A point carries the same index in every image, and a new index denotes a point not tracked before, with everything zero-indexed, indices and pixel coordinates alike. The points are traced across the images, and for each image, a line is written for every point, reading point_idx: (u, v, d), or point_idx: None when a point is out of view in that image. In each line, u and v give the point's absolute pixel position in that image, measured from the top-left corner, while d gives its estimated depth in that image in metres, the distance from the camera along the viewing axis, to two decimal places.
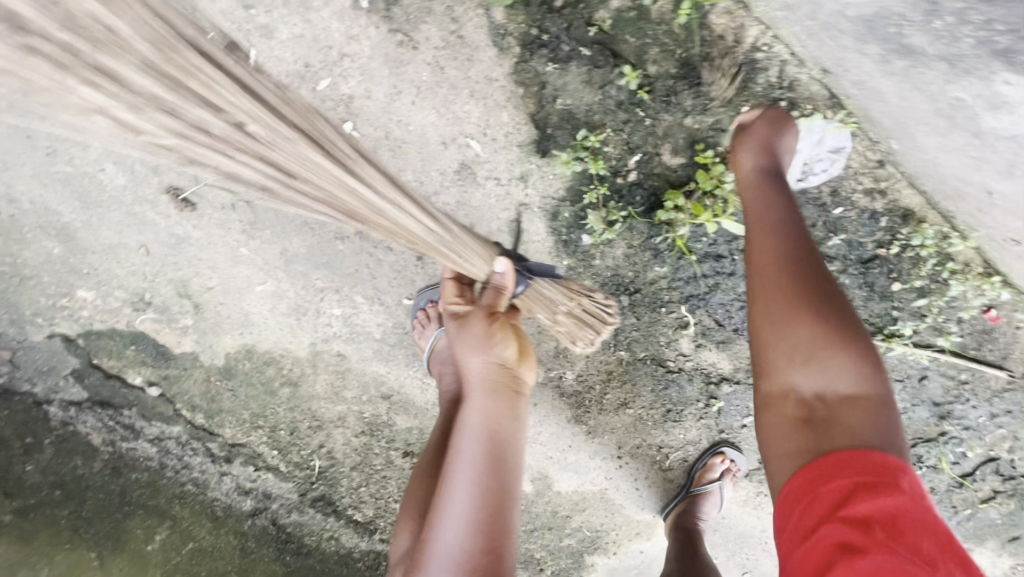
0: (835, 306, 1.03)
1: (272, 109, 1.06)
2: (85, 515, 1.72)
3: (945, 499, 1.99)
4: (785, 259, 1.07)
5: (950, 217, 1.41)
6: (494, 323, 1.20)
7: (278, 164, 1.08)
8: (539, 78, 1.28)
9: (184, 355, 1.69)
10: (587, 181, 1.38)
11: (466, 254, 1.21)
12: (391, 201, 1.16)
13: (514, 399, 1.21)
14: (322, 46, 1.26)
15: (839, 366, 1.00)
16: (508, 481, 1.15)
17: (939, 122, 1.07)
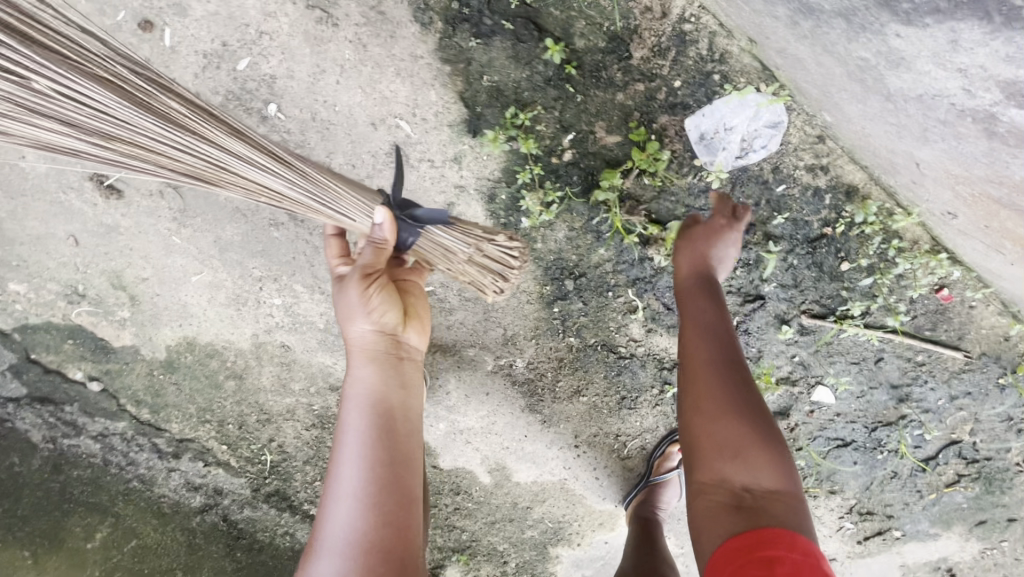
0: (760, 403, 1.05)
1: (45, 50, 0.88)
2: (20, 513, 1.69)
3: (911, 484, 1.95)
4: (717, 343, 1.09)
5: (894, 193, 1.39)
6: (371, 286, 1.06)
7: (88, 124, 0.93)
8: (464, 54, 1.24)
9: (124, 348, 1.66)
10: (522, 161, 1.35)
11: (339, 208, 1.04)
12: (234, 149, 0.99)
13: (401, 364, 1.15)
14: (239, 25, 1.22)
15: (767, 468, 0.99)
16: (398, 452, 1.10)
17: (854, 87, 1.04)
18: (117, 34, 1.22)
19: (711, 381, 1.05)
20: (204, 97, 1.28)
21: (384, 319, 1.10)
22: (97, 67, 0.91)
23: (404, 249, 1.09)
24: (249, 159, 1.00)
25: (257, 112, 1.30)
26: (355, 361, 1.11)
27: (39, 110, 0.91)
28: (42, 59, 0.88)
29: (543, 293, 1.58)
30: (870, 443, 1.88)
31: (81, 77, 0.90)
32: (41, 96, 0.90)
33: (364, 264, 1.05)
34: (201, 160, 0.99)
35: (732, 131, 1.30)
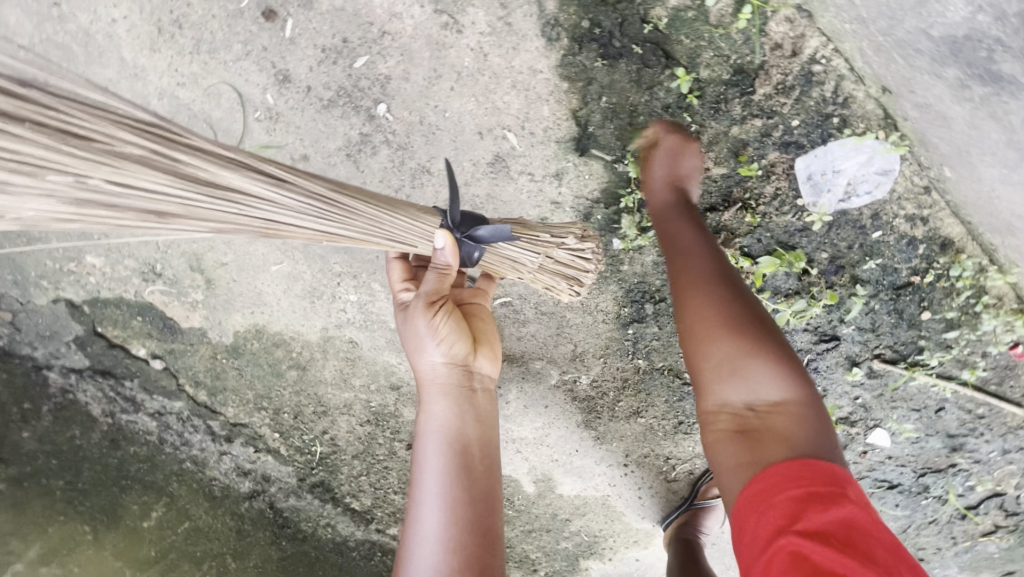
0: (755, 309, 1.07)
1: (80, 139, 0.88)
2: (80, 487, 1.69)
3: (946, 529, 1.93)
4: (708, 265, 1.11)
5: (993, 251, 1.37)
6: (436, 315, 1.16)
7: (139, 205, 0.93)
8: (586, 73, 1.23)
9: (192, 330, 1.65)
10: (625, 185, 1.35)
11: (403, 240, 1.10)
12: (286, 201, 1.01)
13: (473, 396, 1.25)
14: (363, 22, 1.21)
15: (760, 374, 1.02)
16: (475, 489, 1.19)
17: (1011, 154, 1.07)
18: (239, 20, 1.22)
19: (705, 300, 1.07)
20: (316, 90, 1.27)
21: (453, 351, 1.19)
22: (137, 145, 0.91)
23: (469, 264, 1.13)
24: (303, 209, 1.02)
25: (366, 111, 1.29)
26: (431, 397, 1.20)
27: (88, 201, 0.91)
28: (77, 146, 0.87)
29: (619, 314, 1.59)
30: (915, 487, 1.88)
31: (132, 163, 0.90)
32: (84, 187, 0.89)
33: (429, 292, 1.14)
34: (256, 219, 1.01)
35: (840, 173, 1.29)
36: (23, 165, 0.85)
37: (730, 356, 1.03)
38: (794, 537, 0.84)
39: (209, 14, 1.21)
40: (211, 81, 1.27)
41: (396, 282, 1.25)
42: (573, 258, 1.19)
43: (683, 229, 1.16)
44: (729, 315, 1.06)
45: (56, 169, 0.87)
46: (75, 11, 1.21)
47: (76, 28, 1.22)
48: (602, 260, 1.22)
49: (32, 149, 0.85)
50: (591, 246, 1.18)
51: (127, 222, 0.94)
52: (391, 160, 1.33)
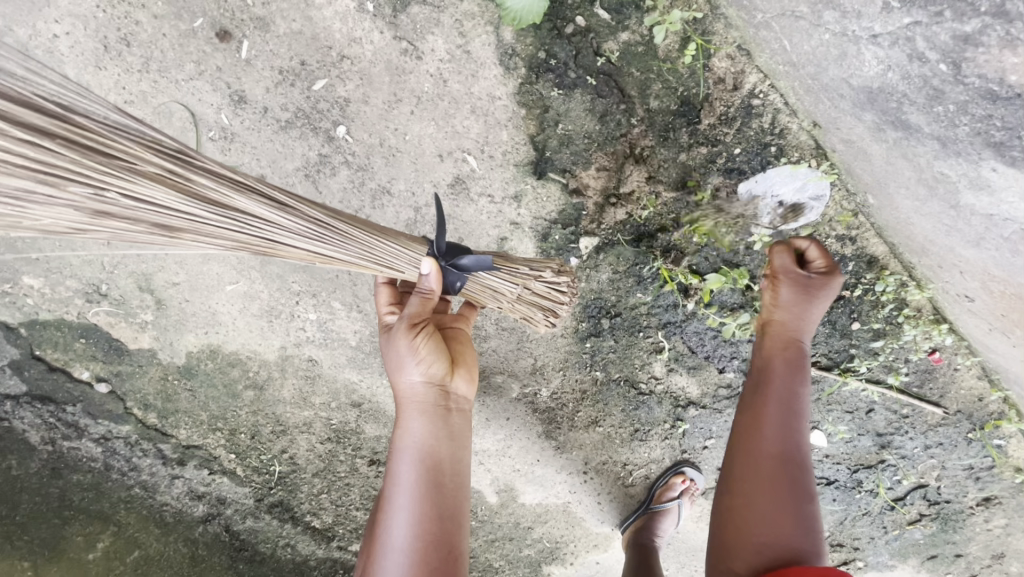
0: (802, 454, 1.16)
1: (103, 155, 0.95)
2: (18, 520, 1.60)
3: (878, 520, 2.10)
4: (786, 411, 1.16)
5: (913, 268, 1.48)
6: (417, 335, 1.17)
7: (150, 218, 1.00)
8: (543, 101, 1.27)
9: (140, 351, 1.59)
10: (581, 209, 1.41)
11: (391, 263, 1.14)
12: (286, 221, 1.07)
13: (448, 416, 1.26)
14: (321, 46, 1.21)
15: (794, 535, 1.09)
16: (443, 504, 1.22)
17: (919, 189, 1.29)
18: (191, 40, 1.19)
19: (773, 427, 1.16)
20: (274, 111, 1.26)
21: (432, 371, 1.21)
22: (154, 164, 0.99)
23: (451, 293, 1.17)
24: (303, 232, 1.08)
25: (325, 132, 1.29)
26: (409, 415, 1.22)
27: (103, 212, 0.97)
28: (102, 161, 0.94)
29: (577, 328, 1.65)
30: (850, 482, 2.04)
31: (148, 180, 0.98)
32: (101, 199, 0.95)
33: (410, 315, 1.16)
34: (255, 237, 1.08)
35: (776, 197, 1.39)
36: (44, 177, 0.92)
37: (773, 505, 1.11)
38: None
39: (160, 32, 1.18)
40: (161, 100, 1.24)
41: (381, 305, 1.25)
42: (550, 291, 1.24)
43: (795, 381, 1.18)
44: (795, 480, 1.13)
45: (78, 181, 0.94)
46: (13, 25, 1.16)
47: (13, 41, 1.17)
48: (576, 293, 1.28)
49: (61, 164, 0.91)
50: (567, 280, 1.24)
51: (138, 233, 1.01)
52: (350, 180, 1.34)
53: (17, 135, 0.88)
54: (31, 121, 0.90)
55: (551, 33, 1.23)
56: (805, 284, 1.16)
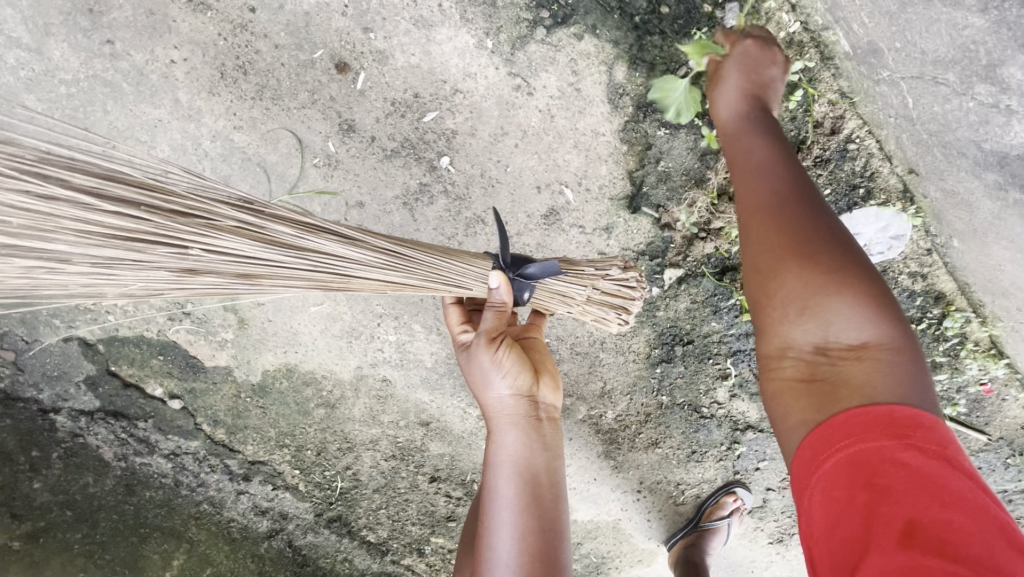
0: (819, 205, 1.00)
1: (184, 216, 1.04)
2: (100, 538, 1.57)
3: None
4: (775, 184, 1.01)
5: (983, 306, 1.51)
6: (499, 349, 1.22)
7: (231, 267, 1.08)
8: (647, 139, 1.30)
9: (217, 369, 1.59)
10: (669, 241, 1.44)
11: (459, 282, 1.18)
12: (354, 256, 1.13)
13: (540, 427, 1.30)
14: (435, 79, 1.22)
15: (840, 312, 0.93)
16: (543, 517, 1.25)
17: None
18: (308, 70, 1.20)
19: (771, 233, 0.98)
20: (380, 141, 1.27)
21: (518, 383, 1.25)
22: (228, 216, 1.07)
23: (522, 302, 1.20)
24: (373, 262, 1.13)
25: (428, 162, 1.30)
26: (503, 428, 1.26)
27: (191, 269, 1.07)
28: (183, 222, 1.03)
29: (649, 354, 1.68)
30: None
31: (224, 232, 1.06)
32: (187, 258, 1.05)
33: (488, 330, 1.21)
34: (329, 273, 1.13)
35: (858, 235, 1.43)
36: (136, 244, 1.02)
37: (799, 293, 0.95)
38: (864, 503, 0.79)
39: (278, 61, 1.19)
40: (270, 126, 1.24)
41: (453, 324, 1.30)
42: (619, 289, 1.25)
43: (758, 134, 1.06)
44: (821, 247, 0.95)
45: (165, 243, 1.03)
46: (131, 50, 1.18)
47: (129, 66, 1.19)
48: (646, 286, 1.26)
49: (149, 231, 1.02)
50: (635, 277, 1.23)
51: (223, 284, 1.10)
52: (447, 209, 1.35)
53: (110, 207, 1.00)
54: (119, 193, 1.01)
55: (663, 75, 1.25)
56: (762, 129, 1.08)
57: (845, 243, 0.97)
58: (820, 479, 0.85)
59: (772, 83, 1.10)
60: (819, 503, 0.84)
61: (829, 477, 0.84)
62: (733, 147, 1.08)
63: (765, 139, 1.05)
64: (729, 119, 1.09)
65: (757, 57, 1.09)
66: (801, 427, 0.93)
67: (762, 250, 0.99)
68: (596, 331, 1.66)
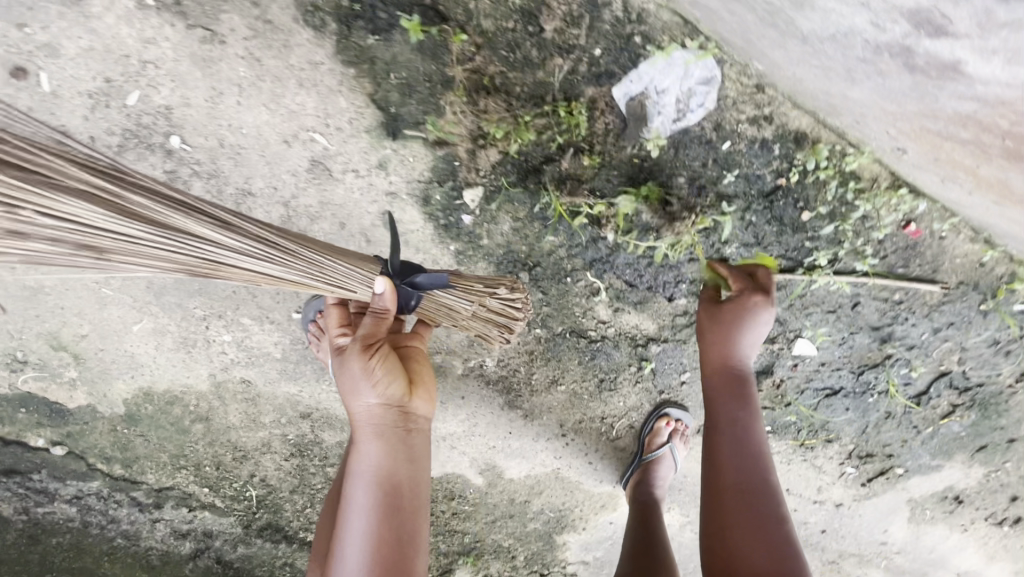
0: (765, 477, 1.20)
1: (19, 168, 0.91)
2: None
3: (905, 421, 1.90)
4: (737, 451, 1.22)
5: (843, 133, 1.33)
6: (372, 358, 1.14)
7: (73, 237, 0.96)
8: (366, 53, 1.16)
9: (81, 409, 1.60)
10: (453, 159, 1.29)
11: (342, 283, 1.13)
12: (227, 240, 1.05)
13: (408, 437, 1.22)
14: (119, 57, 1.13)
15: (771, 566, 1.08)
16: (399, 530, 1.18)
17: (771, 32, 1.06)
18: None
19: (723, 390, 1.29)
20: (100, 139, 1.20)
21: (387, 392, 1.17)
22: (78, 179, 0.95)
23: (407, 310, 1.17)
24: (248, 250, 1.06)
25: (161, 147, 1.22)
26: (363, 438, 1.18)
27: (15, 231, 0.93)
28: (15, 175, 0.90)
29: None
30: (858, 387, 1.83)
31: (67, 194, 0.93)
32: (15, 217, 0.91)
33: (364, 336, 1.13)
34: (196, 257, 1.05)
35: (665, 93, 1.25)
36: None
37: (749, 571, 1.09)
38: None
39: None
40: None
41: (332, 327, 1.22)
42: (504, 307, 1.27)
43: (739, 387, 1.27)
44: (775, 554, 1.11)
45: None
46: None
47: None
48: (530, 308, 1.32)
49: None
50: (521, 298, 1.27)
51: (58, 254, 0.98)
52: (207, 190, 1.28)
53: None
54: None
55: None
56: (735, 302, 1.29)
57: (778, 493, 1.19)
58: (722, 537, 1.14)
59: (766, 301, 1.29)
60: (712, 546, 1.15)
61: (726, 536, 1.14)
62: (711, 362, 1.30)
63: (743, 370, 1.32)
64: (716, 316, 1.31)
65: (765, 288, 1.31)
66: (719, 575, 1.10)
67: (728, 490, 1.18)
68: None
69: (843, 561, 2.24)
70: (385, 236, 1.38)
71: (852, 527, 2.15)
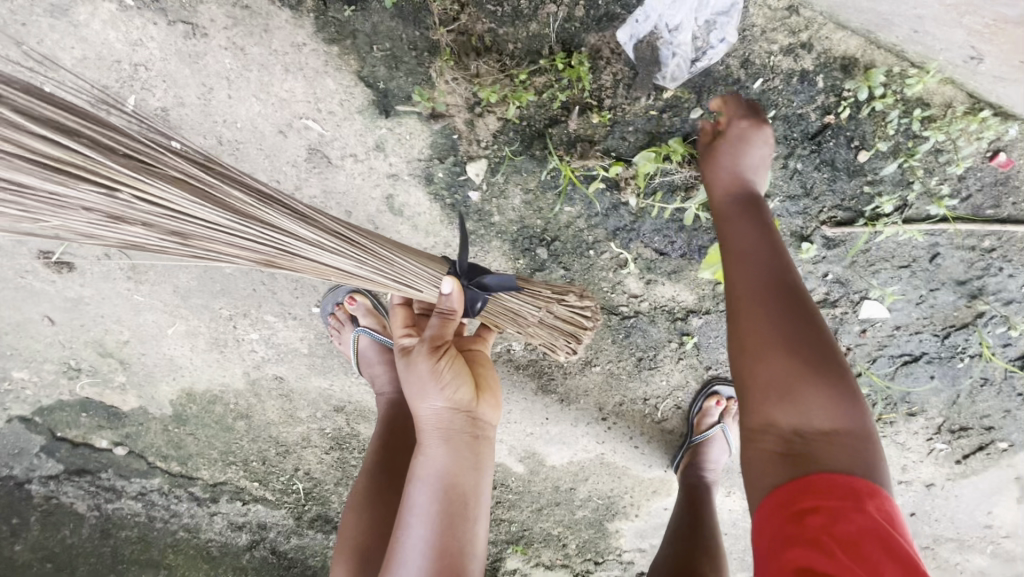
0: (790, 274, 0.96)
1: (119, 153, 0.90)
2: None
3: (1004, 387, 1.65)
4: (757, 260, 0.97)
5: (900, 51, 1.13)
6: (440, 359, 1.10)
7: (163, 223, 0.95)
8: (347, 28, 1.11)
9: (134, 411, 1.69)
10: (452, 133, 1.21)
11: (411, 283, 1.10)
12: (304, 234, 1.03)
13: (474, 444, 1.19)
14: (111, 63, 1.14)
15: (813, 399, 0.88)
16: (461, 540, 1.13)
17: None
18: None
19: (766, 331, 0.92)
20: None
21: (457, 396, 1.14)
22: (170, 165, 0.94)
23: (472, 313, 1.12)
24: (322, 244, 1.04)
25: None
26: (431, 441, 1.14)
27: (117, 215, 0.92)
28: (115, 160, 0.89)
29: (517, 269, 1.40)
30: (944, 352, 1.59)
31: (162, 181, 0.92)
32: (116, 202, 0.90)
33: (431, 338, 1.09)
34: (273, 248, 1.03)
35: (678, 30, 1.10)
36: (58, 175, 0.86)
37: (782, 375, 0.89)
38: (802, 553, 0.78)
39: None
40: None
41: (397, 327, 1.21)
42: (573, 315, 1.20)
43: (754, 221, 1.02)
44: (806, 353, 0.89)
45: (91, 179, 0.88)
46: None
47: None
48: (599, 317, 1.23)
49: (77, 160, 0.86)
50: (591, 305, 1.20)
51: (149, 239, 0.97)
52: None
53: (40, 132, 0.83)
54: (51, 116, 0.84)
55: None
56: (732, 137, 1.09)
57: (874, 479, 0.84)
58: (775, 530, 0.84)
59: (763, 159, 1.10)
60: (770, 551, 0.83)
61: (770, 530, 0.84)
62: (723, 227, 1.04)
63: (767, 230, 1.00)
64: (724, 205, 1.07)
65: (740, 133, 1.09)
66: (759, 492, 0.89)
67: (746, 298, 0.95)
68: None
69: (939, 547, 1.99)
70: (391, 221, 1.34)
71: (946, 509, 1.90)
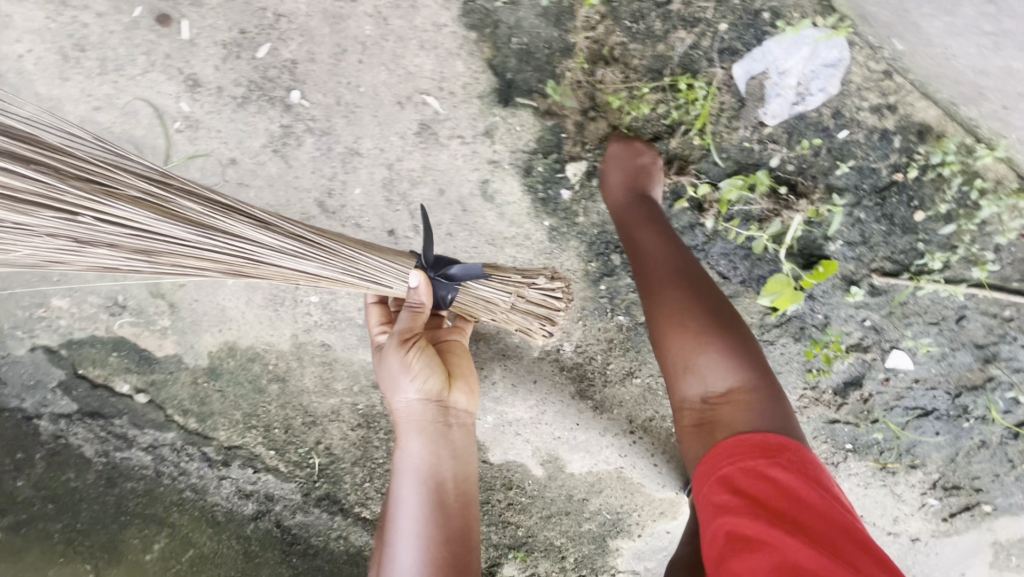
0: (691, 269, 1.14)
1: (79, 178, 0.98)
2: (79, 527, 1.71)
3: (1001, 453, 1.74)
4: (662, 257, 1.15)
5: (975, 126, 1.28)
6: (410, 351, 1.14)
7: (130, 242, 1.02)
8: (491, 17, 1.25)
9: (167, 358, 1.65)
10: (560, 131, 1.31)
11: (377, 279, 1.12)
12: (265, 240, 1.08)
13: (449, 432, 1.22)
14: (256, 10, 1.25)
15: (713, 366, 1.06)
16: (451, 529, 1.16)
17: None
18: (135, 32, 1.25)
19: (682, 319, 1.09)
20: (227, 88, 1.28)
21: (427, 386, 1.17)
22: (130, 186, 1.01)
23: (442, 306, 1.15)
24: (283, 247, 1.08)
25: (281, 101, 1.28)
26: (406, 433, 1.17)
27: (85, 239, 1.01)
28: (75, 185, 0.97)
29: (587, 271, 1.41)
30: (952, 411, 1.68)
31: (120, 202, 1.00)
32: (78, 225, 0.99)
33: (401, 330, 1.13)
34: (238, 257, 1.08)
35: (787, 73, 1.28)
36: (17, 204, 0.96)
37: (684, 351, 1.08)
38: (733, 517, 0.90)
39: (107, 30, 1.24)
40: (124, 99, 1.27)
41: (373, 325, 1.29)
42: (544, 299, 1.19)
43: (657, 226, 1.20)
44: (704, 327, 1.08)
45: (53, 207, 0.98)
46: None
47: None
48: (572, 298, 1.22)
49: (34, 190, 0.95)
50: (562, 288, 1.19)
51: (120, 261, 1.05)
52: (318, 148, 1.31)
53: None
54: (6, 149, 0.94)
55: None
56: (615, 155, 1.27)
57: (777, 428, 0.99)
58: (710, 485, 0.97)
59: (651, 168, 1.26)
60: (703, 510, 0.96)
61: (706, 494, 0.97)
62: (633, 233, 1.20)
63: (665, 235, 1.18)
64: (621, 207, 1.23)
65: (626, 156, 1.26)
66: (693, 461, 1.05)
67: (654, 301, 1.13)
68: (519, 255, 1.39)
69: None
70: (479, 206, 1.35)
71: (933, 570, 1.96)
